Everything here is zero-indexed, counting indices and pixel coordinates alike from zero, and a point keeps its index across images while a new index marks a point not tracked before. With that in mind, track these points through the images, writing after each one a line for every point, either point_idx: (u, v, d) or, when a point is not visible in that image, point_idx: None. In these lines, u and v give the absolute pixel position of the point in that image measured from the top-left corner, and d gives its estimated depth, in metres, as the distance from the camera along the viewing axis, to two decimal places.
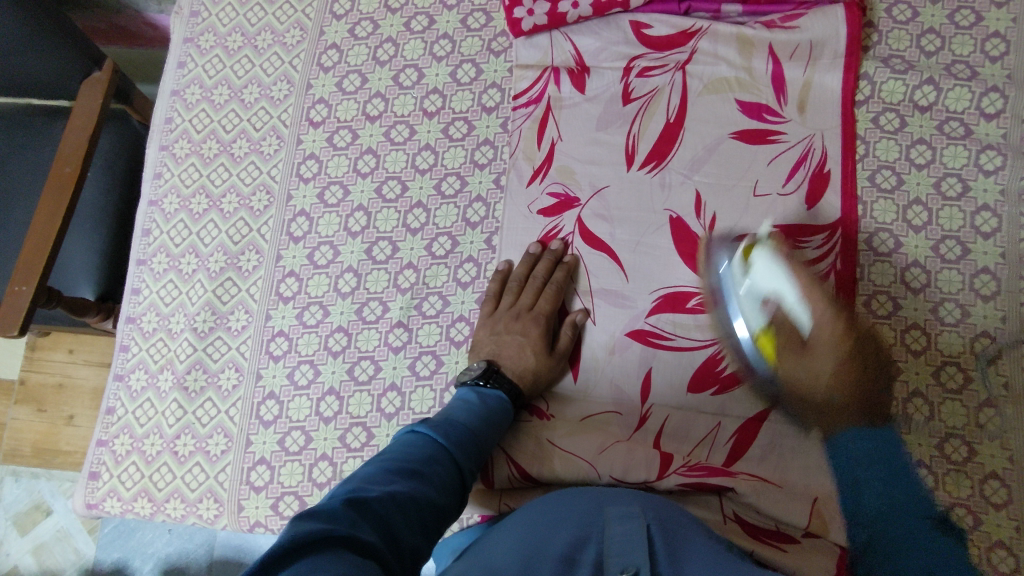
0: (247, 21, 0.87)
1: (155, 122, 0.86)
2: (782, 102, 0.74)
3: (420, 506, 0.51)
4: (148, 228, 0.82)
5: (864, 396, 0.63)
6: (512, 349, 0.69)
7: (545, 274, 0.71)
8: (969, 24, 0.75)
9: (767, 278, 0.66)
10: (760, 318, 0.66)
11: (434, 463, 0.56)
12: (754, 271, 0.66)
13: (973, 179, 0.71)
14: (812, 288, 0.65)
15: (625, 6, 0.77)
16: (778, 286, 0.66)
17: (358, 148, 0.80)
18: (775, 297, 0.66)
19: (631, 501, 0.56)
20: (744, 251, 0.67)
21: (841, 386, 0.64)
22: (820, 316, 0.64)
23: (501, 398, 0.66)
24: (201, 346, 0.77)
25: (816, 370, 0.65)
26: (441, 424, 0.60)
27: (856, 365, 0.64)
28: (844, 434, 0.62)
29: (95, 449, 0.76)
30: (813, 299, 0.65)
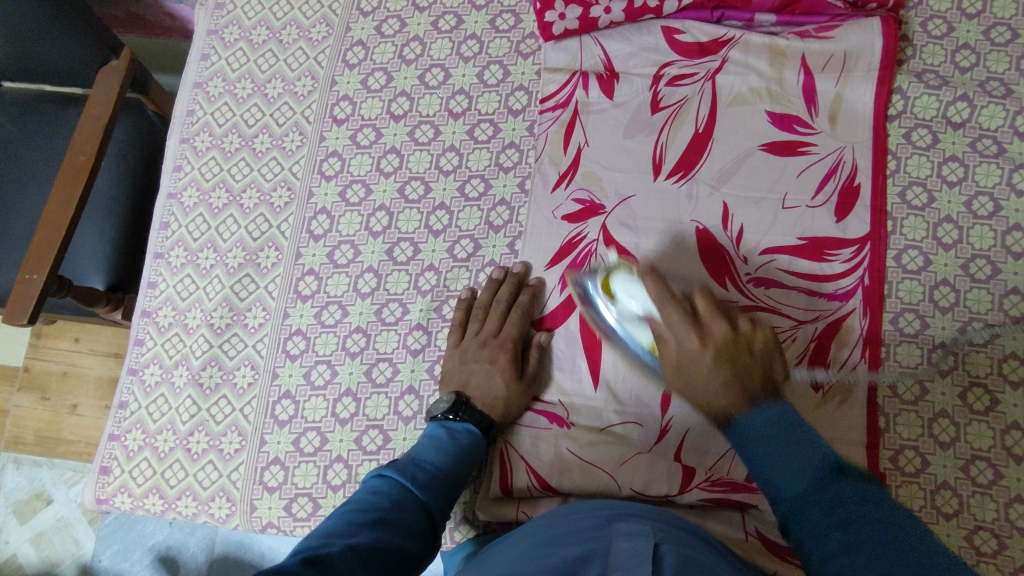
0: (272, 15, 0.86)
1: (177, 114, 0.85)
2: (813, 114, 0.73)
3: (385, 554, 0.51)
4: (167, 221, 0.81)
5: (745, 382, 0.54)
6: (481, 378, 0.69)
7: (509, 299, 0.71)
8: (1005, 40, 0.74)
9: (635, 302, 0.62)
10: (640, 327, 0.63)
11: (400, 509, 0.56)
12: (621, 302, 0.64)
13: (1006, 199, 0.70)
14: (666, 302, 0.59)
15: (658, 12, 0.76)
16: (642, 306, 0.62)
17: (382, 148, 0.79)
18: (648, 316, 0.62)
19: (642, 520, 0.53)
20: (606, 288, 0.66)
21: (729, 395, 0.54)
22: (681, 329, 0.58)
23: (471, 430, 0.65)
24: (217, 343, 0.76)
25: (706, 386, 0.56)
26: (407, 465, 0.60)
27: (742, 372, 0.55)
28: (744, 417, 0.51)
29: (107, 443, 0.75)
30: (668, 317, 0.59)
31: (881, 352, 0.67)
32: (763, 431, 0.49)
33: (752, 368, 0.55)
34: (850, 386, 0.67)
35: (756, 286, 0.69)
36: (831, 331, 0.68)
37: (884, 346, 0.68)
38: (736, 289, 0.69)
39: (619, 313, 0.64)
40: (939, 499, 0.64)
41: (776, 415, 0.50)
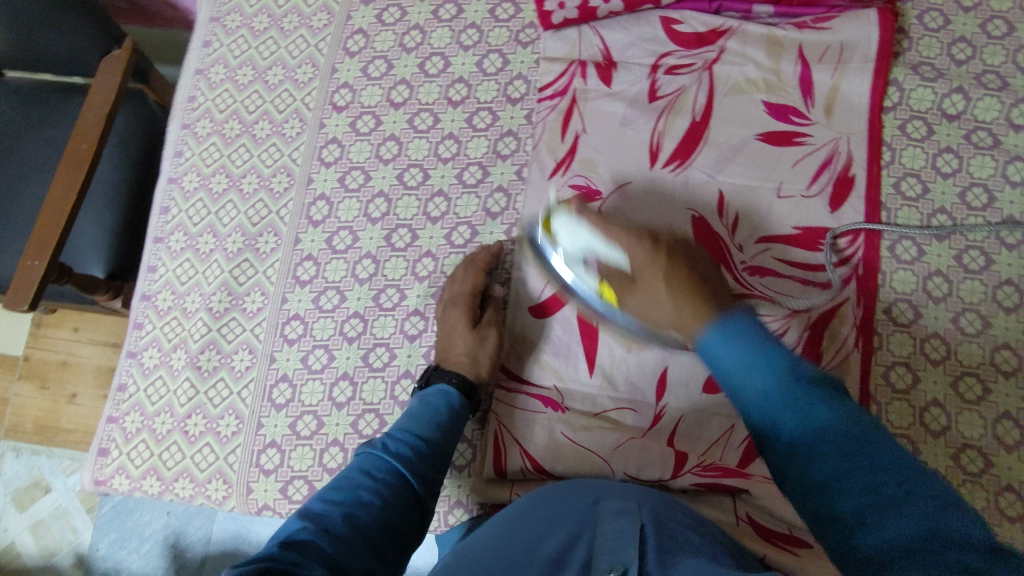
0: (274, 3, 0.86)
1: (178, 100, 0.85)
2: (809, 104, 0.73)
3: (373, 531, 0.55)
4: (167, 206, 0.81)
5: (706, 302, 0.55)
6: (445, 336, 0.70)
7: (466, 260, 0.73)
8: (1002, 33, 0.75)
9: (571, 235, 0.66)
10: (585, 270, 0.66)
11: (388, 484, 0.58)
12: (561, 241, 0.67)
13: (999, 190, 0.71)
14: (613, 232, 0.64)
15: (656, 3, 0.77)
16: (586, 246, 0.65)
17: (381, 135, 0.80)
18: (590, 254, 0.65)
19: (627, 496, 0.54)
20: (544, 225, 0.68)
21: (687, 303, 0.56)
22: (634, 253, 0.62)
23: (446, 389, 0.66)
24: (215, 327, 0.76)
25: (655, 296, 0.60)
26: (396, 437, 0.61)
27: (686, 292, 0.58)
28: (704, 336, 0.52)
29: (105, 425, 0.76)
30: (619, 241, 0.64)
31: (873, 341, 0.68)
32: (733, 355, 0.50)
33: (704, 287, 0.58)
34: (844, 375, 0.67)
35: (752, 274, 0.70)
36: (824, 320, 0.68)
37: (877, 335, 0.69)
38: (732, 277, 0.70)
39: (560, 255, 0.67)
40: None
41: (742, 339, 0.50)
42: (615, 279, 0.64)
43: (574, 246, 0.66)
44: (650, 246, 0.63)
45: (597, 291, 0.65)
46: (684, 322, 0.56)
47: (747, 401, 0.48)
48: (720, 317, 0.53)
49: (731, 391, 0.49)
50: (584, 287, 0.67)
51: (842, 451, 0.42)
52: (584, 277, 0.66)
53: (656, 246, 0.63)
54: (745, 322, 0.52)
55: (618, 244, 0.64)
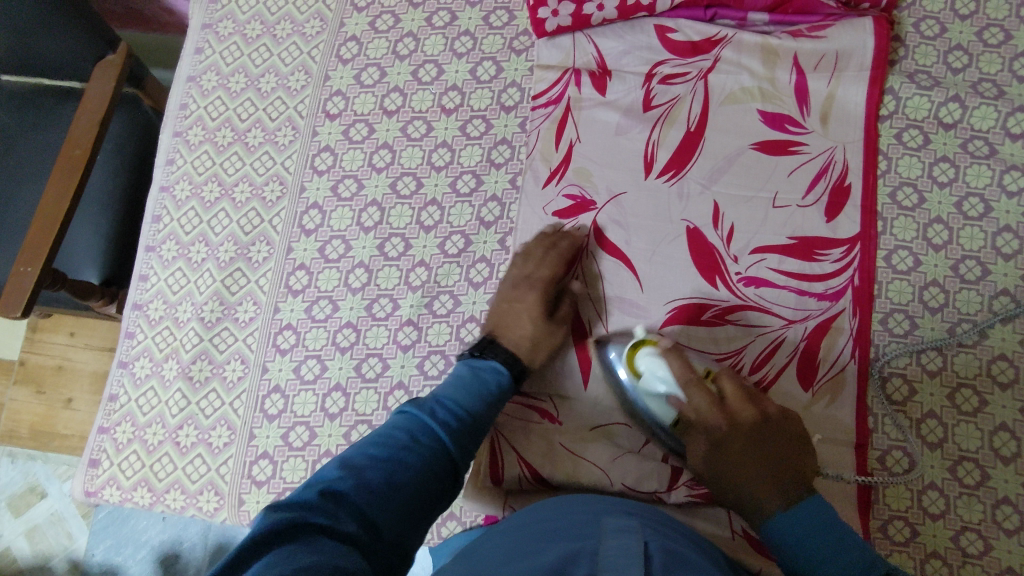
0: (267, 10, 0.86)
1: (170, 107, 0.85)
2: (805, 113, 0.73)
3: (400, 494, 0.50)
4: (159, 215, 0.81)
5: (788, 493, 0.57)
6: (512, 320, 0.68)
7: (543, 245, 0.71)
8: (998, 42, 0.75)
9: (660, 382, 0.61)
10: (666, 414, 0.62)
11: (419, 446, 0.54)
12: (643, 379, 0.62)
13: (996, 200, 0.70)
14: (694, 385, 0.60)
15: (650, 11, 0.76)
16: (671, 398, 0.61)
17: (374, 143, 0.79)
18: (674, 398, 0.61)
19: (628, 514, 0.54)
20: (629, 361, 0.64)
21: (770, 497, 0.57)
22: (716, 426, 0.59)
23: (496, 368, 0.64)
24: (207, 336, 0.76)
25: (729, 473, 0.59)
26: (428, 405, 0.58)
27: (779, 475, 0.57)
28: (775, 519, 0.55)
29: (96, 436, 0.75)
30: (696, 402, 0.60)
31: (870, 353, 0.68)
32: (809, 521, 0.54)
33: (779, 460, 0.58)
34: (839, 387, 0.67)
35: (747, 285, 0.69)
36: (820, 331, 0.68)
37: (873, 347, 0.68)
38: (726, 288, 0.69)
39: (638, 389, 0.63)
40: (926, 500, 0.64)
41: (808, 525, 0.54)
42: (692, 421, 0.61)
43: (650, 394, 0.62)
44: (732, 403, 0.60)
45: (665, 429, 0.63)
46: (755, 503, 0.57)
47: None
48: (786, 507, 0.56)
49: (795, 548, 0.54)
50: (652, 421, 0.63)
51: None
52: (655, 403, 0.62)
53: (740, 423, 0.59)
54: (814, 502, 0.56)
55: (706, 415, 0.60)
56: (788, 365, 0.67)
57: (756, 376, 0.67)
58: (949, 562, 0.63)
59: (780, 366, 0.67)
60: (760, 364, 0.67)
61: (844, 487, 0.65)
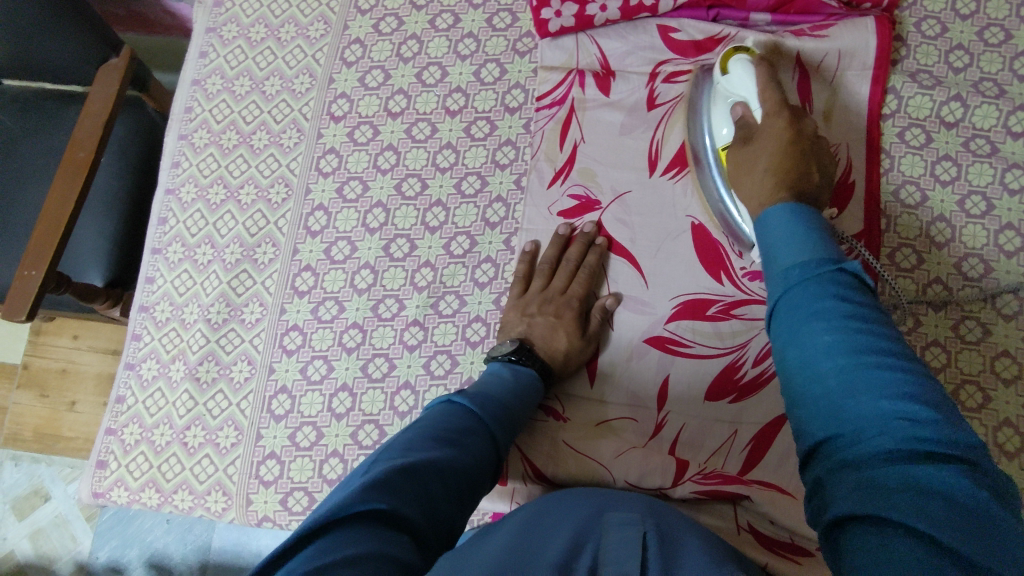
0: (271, 13, 0.86)
1: (176, 111, 0.85)
2: (808, 111, 0.73)
3: (460, 478, 0.49)
4: (164, 217, 0.81)
5: (788, 187, 0.56)
6: (544, 329, 0.68)
7: (577, 257, 0.71)
8: (999, 41, 0.75)
9: (741, 83, 0.64)
10: (728, 125, 0.65)
11: (472, 433, 0.54)
12: (731, 74, 0.65)
13: (998, 198, 0.71)
14: (773, 87, 0.62)
15: (653, 11, 0.77)
16: (744, 92, 0.64)
17: (379, 145, 0.80)
18: (742, 103, 0.64)
19: (633, 507, 0.54)
20: (727, 56, 0.67)
21: (773, 179, 0.57)
22: (770, 125, 0.60)
23: (533, 375, 0.65)
24: (214, 338, 0.76)
25: (754, 164, 0.60)
26: (478, 395, 0.58)
27: (802, 169, 0.57)
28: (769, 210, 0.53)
29: (104, 437, 0.76)
30: (770, 98, 0.61)
31: None
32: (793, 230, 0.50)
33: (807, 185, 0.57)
34: None
35: (751, 279, 0.69)
36: None
37: None
38: (731, 283, 0.69)
39: (724, 83, 0.66)
40: None
41: (800, 239, 0.49)
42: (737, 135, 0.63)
43: (730, 90, 0.66)
44: (803, 134, 0.59)
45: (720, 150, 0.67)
46: (760, 194, 0.58)
47: (784, 267, 0.48)
48: (791, 205, 0.52)
49: (771, 270, 0.50)
50: (716, 136, 0.67)
51: (850, 342, 0.41)
52: (721, 118, 0.66)
53: (791, 129, 0.59)
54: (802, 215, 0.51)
55: (762, 105, 0.62)
56: None
57: (760, 369, 0.67)
58: None
59: None
60: (763, 359, 0.67)
61: None
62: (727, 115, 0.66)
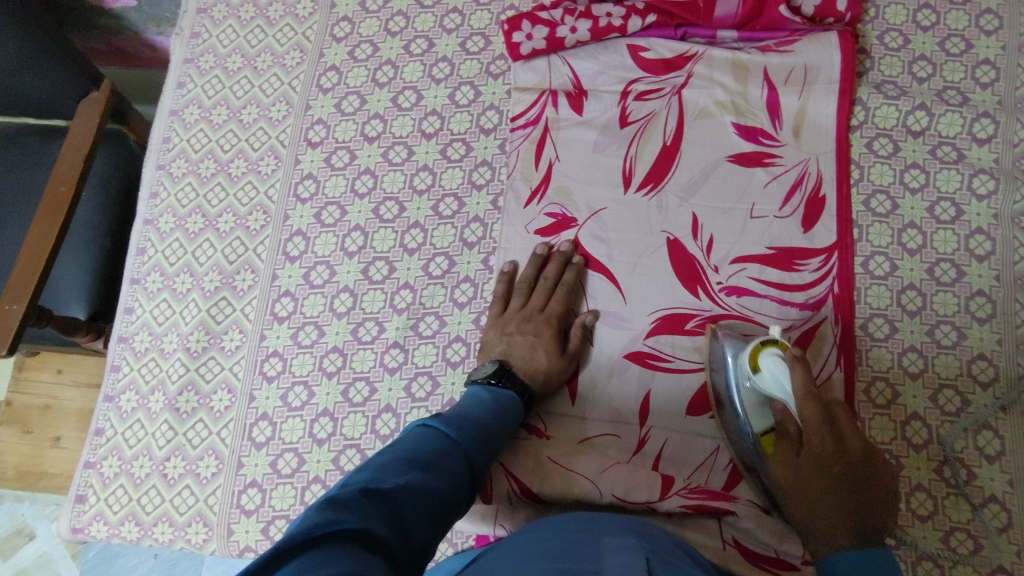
0: (248, 43, 0.87)
1: (153, 141, 0.86)
2: (778, 126, 0.75)
3: (432, 502, 0.49)
4: (143, 247, 0.81)
5: (852, 522, 0.56)
6: (524, 349, 0.68)
7: (555, 275, 0.71)
8: (960, 51, 0.77)
9: (778, 387, 0.60)
10: (767, 415, 0.62)
11: (448, 458, 0.53)
12: (761, 377, 0.61)
13: (967, 203, 0.72)
14: (811, 404, 0.57)
15: (622, 31, 0.78)
16: (783, 393, 0.60)
17: (356, 169, 0.80)
18: (782, 402, 0.60)
19: (626, 531, 0.53)
20: (752, 351, 0.61)
21: (832, 506, 0.57)
22: (819, 443, 0.58)
23: (513, 396, 0.65)
24: (194, 366, 0.76)
25: (807, 486, 0.58)
26: (454, 418, 0.57)
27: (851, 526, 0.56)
28: (834, 554, 0.55)
29: (82, 471, 0.75)
30: (809, 419, 0.58)
31: (856, 359, 0.68)
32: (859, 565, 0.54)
33: (865, 497, 0.57)
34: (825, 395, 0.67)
35: (729, 294, 0.70)
36: (804, 340, 0.68)
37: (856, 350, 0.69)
38: (708, 297, 0.70)
39: (753, 381, 0.61)
40: (913, 502, 0.65)
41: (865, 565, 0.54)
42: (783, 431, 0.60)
43: (763, 389, 0.61)
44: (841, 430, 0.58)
45: (758, 434, 0.62)
46: (819, 523, 0.57)
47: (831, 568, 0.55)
48: (853, 546, 0.55)
49: None
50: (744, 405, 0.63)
51: None
52: (753, 398, 0.62)
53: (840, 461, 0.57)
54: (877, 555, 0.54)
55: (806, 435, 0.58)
56: None
57: None
58: (940, 563, 0.63)
59: None
60: None
61: None
62: (763, 405, 0.62)
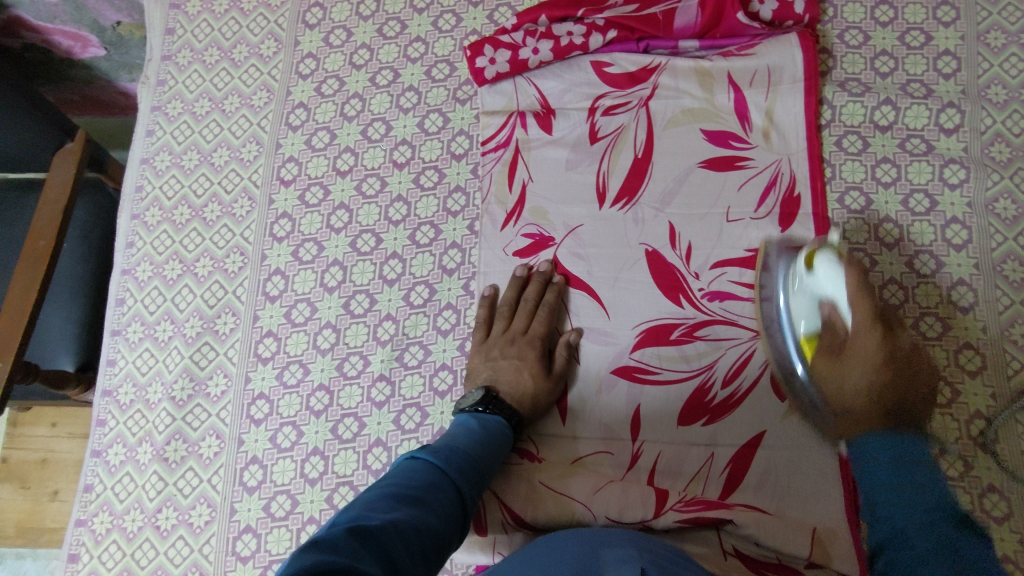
0: (214, 86, 0.88)
1: (127, 191, 0.86)
2: (747, 128, 0.75)
3: (422, 537, 0.48)
4: (122, 297, 0.81)
5: (884, 394, 0.62)
6: (510, 373, 0.68)
7: (535, 297, 0.71)
8: (920, 44, 0.78)
9: (829, 285, 0.62)
10: (810, 318, 0.64)
11: (436, 491, 0.53)
12: (816, 278, 0.62)
13: (940, 193, 0.72)
14: (870, 305, 0.60)
15: (585, 48, 0.79)
16: (834, 294, 0.61)
17: (330, 205, 0.80)
18: (831, 303, 0.62)
19: (624, 542, 0.53)
20: (808, 254, 0.64)
21: (867, 401, 0.63)
22: (864, 336, 0.61)
23: (501, 422, 0.64)
24: (180, 416, 0.75)
25: (845, 385, 0.63)
26: (442, 448, 0.57)
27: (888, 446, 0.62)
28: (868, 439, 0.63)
29: (74, 529, 0.74)
30: (862, 322, 0.61)
31: None
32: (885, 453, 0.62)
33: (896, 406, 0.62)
34: None
35: (711, 299, 0.70)
36: None
37: None
38: (691, 304, 0.70)
39: (808, 282, 0.63)
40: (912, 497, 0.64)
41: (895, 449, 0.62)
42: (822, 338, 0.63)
43: (815, 287, 0.63)
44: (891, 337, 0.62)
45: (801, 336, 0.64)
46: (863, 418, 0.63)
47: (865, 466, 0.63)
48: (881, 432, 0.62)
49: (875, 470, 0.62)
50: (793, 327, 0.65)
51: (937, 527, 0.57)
52: (800, 313, 0.65)
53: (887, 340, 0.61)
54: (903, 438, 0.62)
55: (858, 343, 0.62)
56: (762, 375, 0.67)
57: (730, 389, 0.67)
58: None
59: (754, 377, 0.67)
60: (732, 378, 0.67)
61: (822, 464, 0.65)
62: (807, 308, 0.64)
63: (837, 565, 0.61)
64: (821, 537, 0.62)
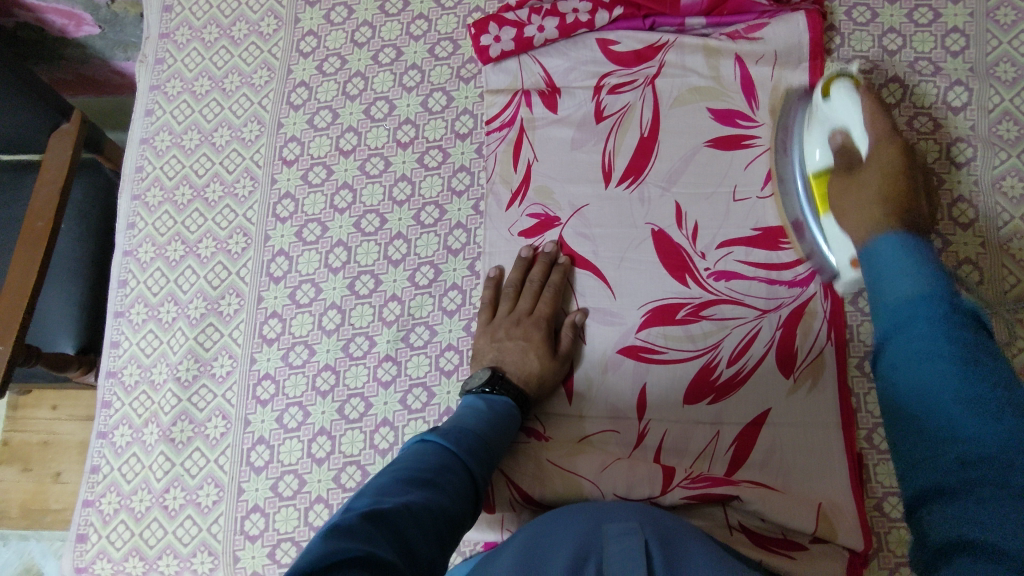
0: (214, 65, 0.86)
1: (127, 171, 0.85)
2: (754, 107, 0.74)
3: (436, 518, 0.48)
4: (124, 279, 0.80)
5: (897, 212, 0.59)
6: (516, 354, 0.68)
7: (541, 277, 0.71)
8: (928, 21, 0.77)
9: (844, 112, 0.66)
10: (824, 147, 0.67)
11: (447, 472, 0.53)
12: (829, 103, 0.67)
13: (946, 172, 0.72)
14: (881, 117, 0.64)
15: (590, 26, 0.78)
16: (848, 119, 0.65)
17: (333, 185, 0.80)
18: (843, 130, 0.66)
19: (628, 516, 0.53)
20: (826, 82, 0.68)
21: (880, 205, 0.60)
22: (878, 148, 0.63)
23: (508, 403, 0.65)
24: (185, 396, 0.75)
25: (860, 193, 0.62)
26: (451, 431, 0.57)
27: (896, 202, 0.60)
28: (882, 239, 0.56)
29: (81, 510, 0.74)
30: (879, 128, 0.64)
31: (845, 333, 0.68)
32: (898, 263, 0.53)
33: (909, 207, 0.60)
34: (818, 370, 0.67)
35: (717, 279, 0.70)
36: (795, 317, 0.68)
37: (847, 327, 0.69)
38: (698, 284, 0.70)
39: (824, 109, 0.67)
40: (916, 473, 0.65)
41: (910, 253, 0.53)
42: (834, 165, 0.65)
43: (831, 117, 0.67)
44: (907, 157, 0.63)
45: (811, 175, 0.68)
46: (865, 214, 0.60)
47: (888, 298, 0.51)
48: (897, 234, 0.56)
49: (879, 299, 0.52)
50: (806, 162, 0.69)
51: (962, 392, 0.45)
52: (815, 144, 0.68)
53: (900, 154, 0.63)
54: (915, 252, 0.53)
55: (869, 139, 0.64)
56: (767, 354, 0.67)
57: (736, 368, 0.67)
58: None
59: (759, 356, 0.67)
60: (737, 357, 0.67)
61: (827, 440, 0.65)
62: (822, 138, 0.67)
63: (842, 540, 0.62)
64: (826, 513, 0.63)
